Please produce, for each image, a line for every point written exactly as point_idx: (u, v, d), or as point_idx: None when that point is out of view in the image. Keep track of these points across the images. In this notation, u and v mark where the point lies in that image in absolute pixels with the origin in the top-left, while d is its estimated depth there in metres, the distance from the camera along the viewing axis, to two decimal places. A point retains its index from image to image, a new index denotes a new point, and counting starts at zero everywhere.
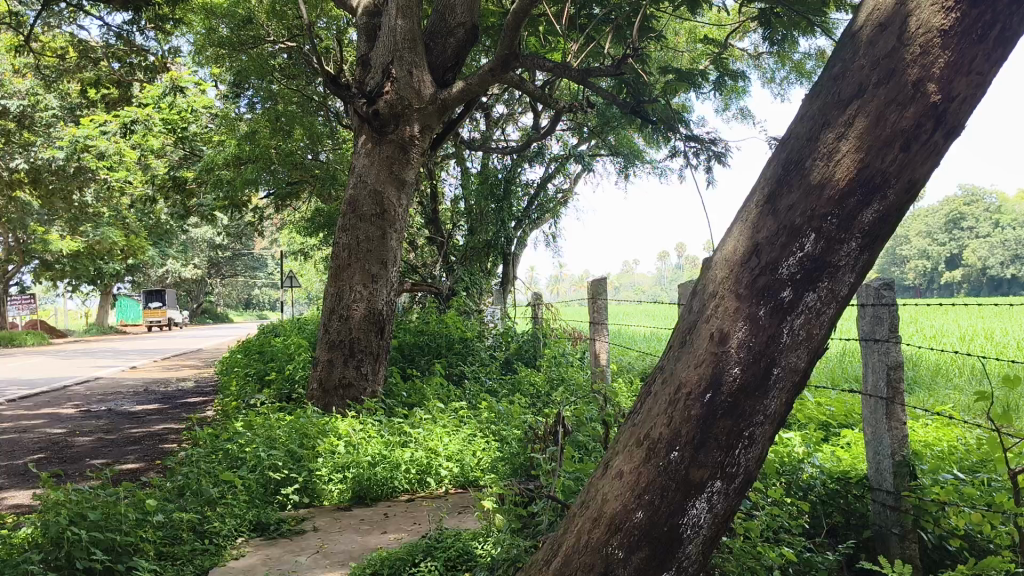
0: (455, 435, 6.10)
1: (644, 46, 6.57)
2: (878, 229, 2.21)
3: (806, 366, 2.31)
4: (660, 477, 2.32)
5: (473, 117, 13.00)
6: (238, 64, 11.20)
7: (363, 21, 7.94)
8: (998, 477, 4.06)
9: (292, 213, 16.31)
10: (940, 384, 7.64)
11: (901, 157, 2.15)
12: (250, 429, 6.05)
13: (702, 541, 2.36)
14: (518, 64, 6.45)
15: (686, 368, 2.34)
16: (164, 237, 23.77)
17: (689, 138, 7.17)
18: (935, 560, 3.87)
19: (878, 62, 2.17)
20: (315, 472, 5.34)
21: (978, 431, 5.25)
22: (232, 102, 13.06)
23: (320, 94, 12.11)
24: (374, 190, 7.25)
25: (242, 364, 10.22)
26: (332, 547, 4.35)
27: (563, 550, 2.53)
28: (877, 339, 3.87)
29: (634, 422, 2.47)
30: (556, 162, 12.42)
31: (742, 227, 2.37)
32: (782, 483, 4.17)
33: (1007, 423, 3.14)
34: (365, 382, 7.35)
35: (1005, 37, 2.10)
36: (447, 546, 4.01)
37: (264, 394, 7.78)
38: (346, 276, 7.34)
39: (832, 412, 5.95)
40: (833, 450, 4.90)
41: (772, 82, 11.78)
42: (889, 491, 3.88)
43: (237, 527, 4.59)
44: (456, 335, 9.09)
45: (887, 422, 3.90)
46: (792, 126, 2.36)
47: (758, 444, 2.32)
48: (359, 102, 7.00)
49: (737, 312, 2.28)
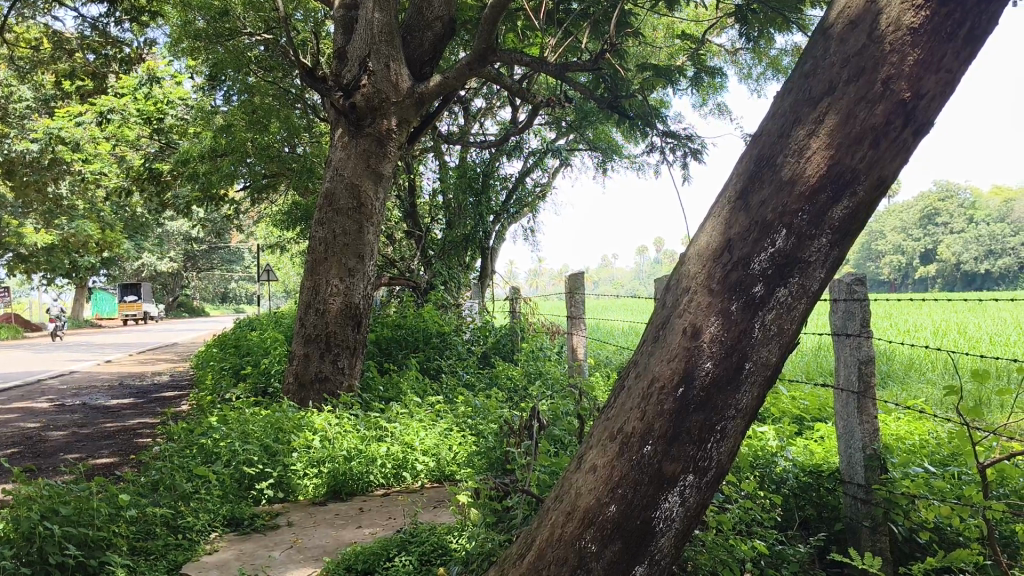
0: (432, 429, 6.09)
1: (621, 42, 6.57)
2: (847, 225, 2.23)
3: (777, 361, 2.33)
4: (632, 472, 2.33)
5: (452, 110, 13.00)
6: (215, 56, 11.13)
7: (340, 13, 7.90)
8: (968, 471, 4.11)
9: (269, 206, 16.24)
10: (913, 378, 7.73)
11: (870, 154, 2.17)
12: (224, 424, 6.03)
13: (674, 534, 2.38)
14: (496, 58, 6.42)
15: (660, 363, 2.35)
16: (139, 230, 23.62)
17: (666, 133, 7.20)
18: (906, 553, 3.89)
19: (848, 60, 2.18)
20: (290, 467, 5.32)
21: (949, 425, 5.31)
22: (209, 94, 13.00)
23: (297, 86, 12.00)
24: (350, 183, 7.23)
25: (218, 357, 10.18)
26: (306, 542, 4.34)
27: (537, 543, 2.54)
28: (849, 334, 3.91)
29: (608, 416, 2.48)
30: (534, 156, 12.43)
31: (714, 222, 2.39)
32: (755, 477, 4.21)
33: (975, 417, 3.18)
34: (341, 376, 7.35)
35: (974, 36, 2.12)
36: (422, 540, 4.00)
37: (239, 388, 7.75)
38: (322, 269, 7.31)
39: (805, 405, 6.00)
40: (807, 444, 4.94)
41: (749, 78, 11.83)
42: (861, 484, 3.92)
43: (211, 522, 4.58)
44: (433, 329, 9.09)
45: (858, 416, 3.93)
46: (764, 122, 2.38)
47: (730, 438, 2.34)
48: (336, 95, 6.90)
49: (709, 306, 2.30)
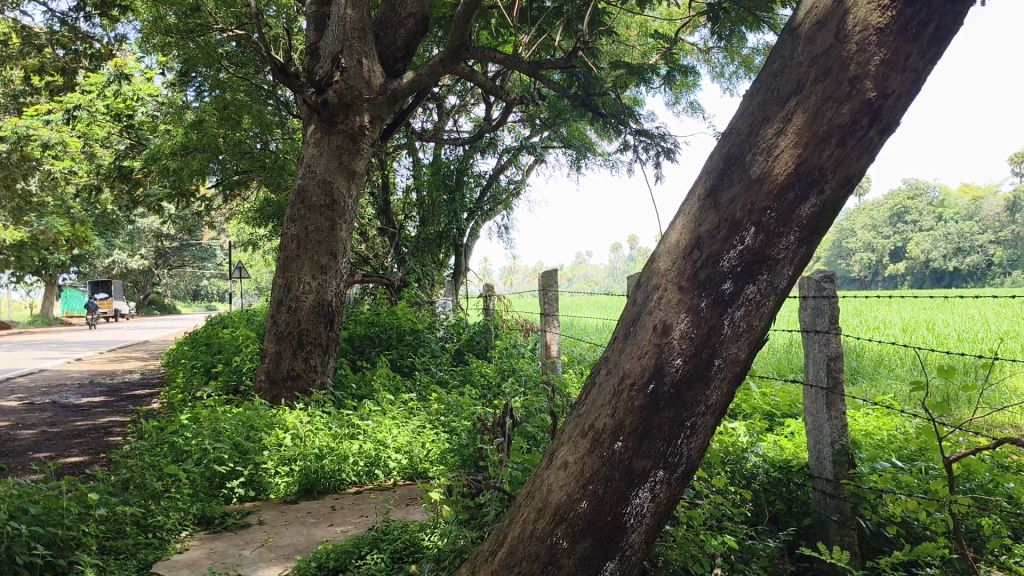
0: (405, 427, 6.09)
1: (594, 40, 6.57)
2: (815, 222, 2.26)
3: (746, 357, 2.35)
4: (603, 468, 2.34)
5: (426, 107, 12.95)
6: (187, 52, 10.90)
7: (313, 9, 7.87)
8: (935, 466, 4.16)
9: (241, 203, 16.10)
10: (882, 374, 7.80)
11: (838, 152, 2.19)
12: (195, 421, 6.01)
13: (644, 530, 2.39)
14: (469, 55, 6.38)
15: (630, 360, 2.37)
16: (110, 226, 23.41)
17: (640, 132, 7.23)
18: (873, 547, 3.94)
19: (816, 59, 2.21)
20: (261, 465, 5.30)
21: (916, 421, 5.38)
22: (180, 91, 12.88)
23: (269, 82, 11.94)
24: (323, 180, 7.20)
25: (189, 355, 10.14)
26: (278, 540, 4.34)
27: (508, 541, 2.55)
28: (818, 331, 3.95)
29: (580, 413, 2.50)
30: (508, 153, 12.41)
31: (685, 220, 2.41)
32: (726, 472, 4.26)
33: (942, 412, 3.21)
34: (314, 374, 7.32)
35: (940, 36, 2.15)
36: (394, 538, 4.01)
37: (210, 386, 7.69)
38: (294, 266, 7.27)
39: (776, 403, 6.06)
40: (777, 440, 4.99)
41: (721, 78, 11.87)
42: (829, 479, 3.96)
43: (182, 520, 4.55)
44: (407, 326, 9.09)
45: (828, 411, 3.97)
46: (732, 121, 2.40)
47: (699, 435, 2.36)
48: (308, 91, 6.94)
49: (679, 303, 2.31)
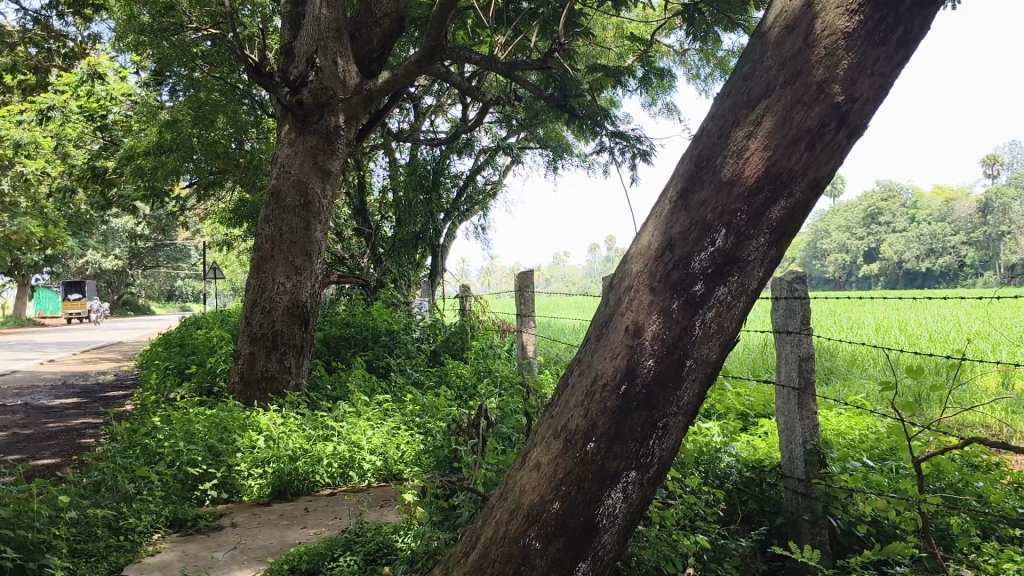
0: (379, 428, 6.10)
1: (571, 41, 6.58)
2: (784, 224, 2.28)
3: (716, 358, 2.37)
4: (576, 468, 2.35)
5: (402, 107, 12.94)
6: (161, 52, 10.82)
7: (288, 9, 7.83)
8: (905, 466, 4.21)
9: (216, 203, 16.01)
10: (855, 375, 7.88)
11: (806, 155, 2.21)
12: (168, 424, 5.96)
13: (617, 531, 2.41)
14: (445, 55, 6.36)
15: (603, 361, 2.38)
16: (82, 226, 23.18)
17: (616, 134, 7.25)
18: (844, 546, 3.98)
19: (785, 63, 2.23)
20: (234, 467, 5.28)
21: (887, 420, 5.44)
22: (155, 90, 12.79)
23: (244, 82, 11.89)
24: (298, 180, 7.17)
25: (163, 356, 10.05)
26: (250, 543, 4.32)
27: (481, 542, 2.55)
28: (790, 332, 3.97)
29: (552, 414, 2.51)
30: (485, 154, 12.43)
31: (656, 222, 2.42)
32: (699, 472, 4.29)
33: (911, 412, 3.24)
34: (288, 375, 7.30)
35: (906, 40, 2.18)
36: (367, 540, 4.00)
37: (184, 388, 7.64)
38: (268, 267, 7.24)
39: (750, 403, 6.10)
40: (750, 440, 5.03)
41: (697, 80, 11.92)
42: (801, 478, 4.00)
43: (154, 523, 4.52)
44: (382, 327, 9.08)
45: (799, 412, 4.00)
46: (703, 123, 2.41)
47: (671, 435, 2.38)
48: (282, 91, 6.90)
49: (651, 304, 2.32)
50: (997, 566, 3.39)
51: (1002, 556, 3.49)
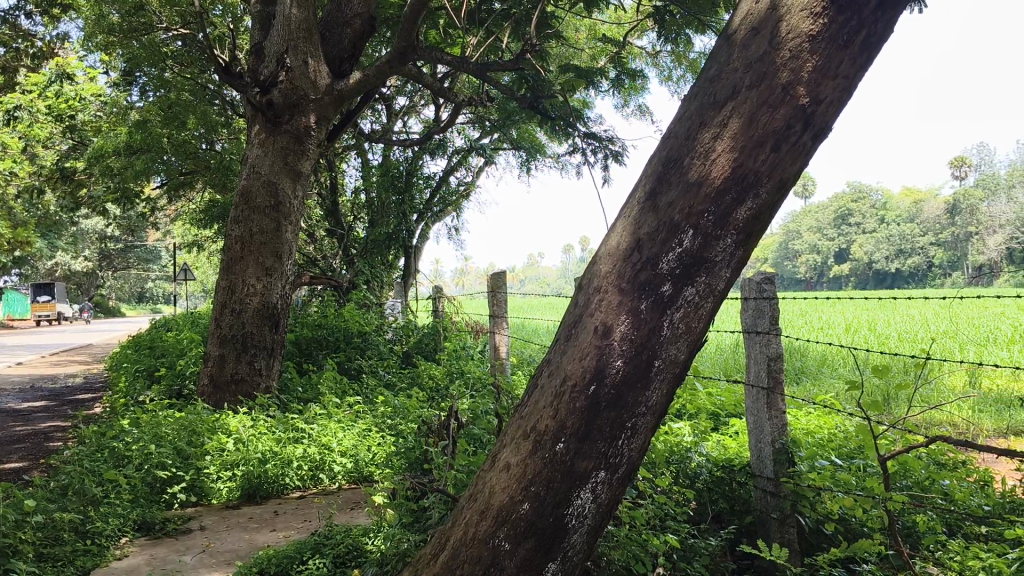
0: (350, 430, 6.09)
1: (543, 42, 6.58)
2: (751, 225, 2.30)
3: (685, 358, 2.39)
4: (545, 469, 2.36)
5: (375, 108, 12.91)
6: (131, 52, 10.73)
7: (258, 9, 7.79)
8: (873, 465, 4.25)
9: (187, 204, 15.90)
10: (824, 374, 7.95)
11: (772, 157, 2.23)
12: (136, 427, 5.90)
13: (586, 531, 2.42)
14: (416, 56, 6.33)
15: (572, 361, 2.38)
16: (51, 227, 22.91)
17: (588, 135, 7.26)
18: (813, 543, 4.00)
19: (751, 64, 2.24)
20: (203, 470, 5.24)
21: (855, 419, 5.50)
22: (124, 90, 12.68)
23: (215, 82, 11.82)
24: (268, 181, 7.13)
25: (133, 359, 9.96)
26: (218, 546, 4.30)
27: (450, 543, 2.56)
28: (759, 332, 4.00)
29: (521, 415, 2.51)
30: (458, 155, 12.42)
31: (625, 223, 2.42)
32: (670, 472, 4.31)
33: (878, 412, 3.27)
34: (258, 377, 7.25)
35: (870, 43, 2.21)
36: (336, 542, 3.99)
37: (153, 390, 7.58)
38: (239, 268, 7.20)
39: (721, 402, 6.14)
40: (720, 440, 5.06)
41: (669, 81, 11.97)
42: (770, 477, 4.02)
43: (121, 526, 4.48)
44: (354, 329, 9.06)
45: (768, 411, 4.03)
46: (671, 125, 2.42)
47: (640, 435, 2.39)
48: (252, 91, 6.93)
49: (620, 305, 2.33)
50: (962, 563, 3.40)
51: (967, 553, 3.50)
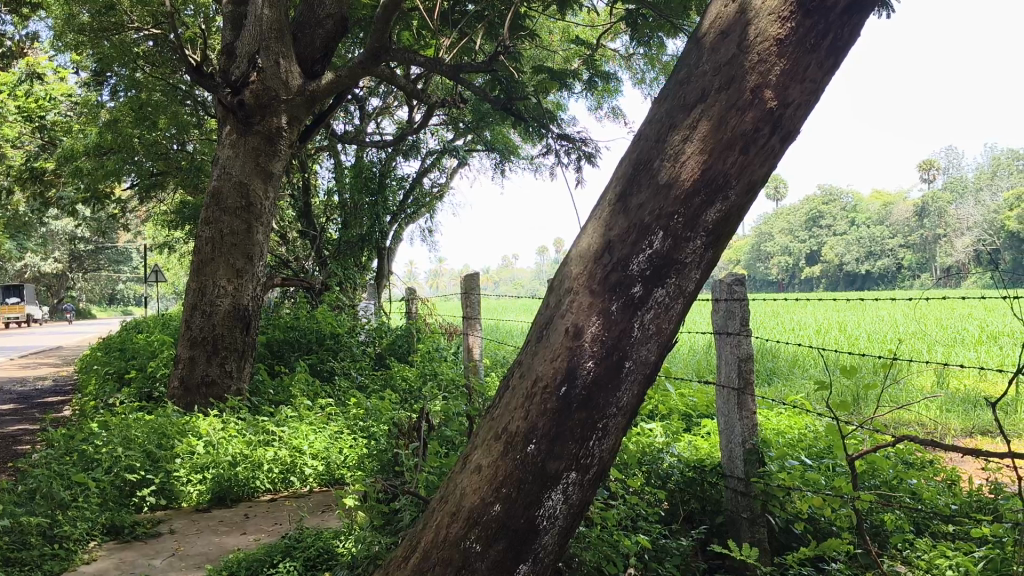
0: (322, 432, 6.07)
1: (516, 44, 6.58)
2: (720, 227, 2.31)
3: (655, 359, 2.40)
4: (517, 470, 2.36)
5: (347, 109, 12.88)
6: (101, 51, 10.59)
7: (229, 9, 7.75)
8: (841, 464, 4.29)
9: (157, 205, 15.78)
10: (795, 374, 8.04)
11: (741, 159, 2.25)
12: (105, 429, 5.84)
13: (558, 532, 2.42)
14: (389, 57, 6.30)
15: (543, 362, 2.39)
16: (20, 228, 22.67)
17: (561, 136, 7.27)
18: (783, 543, 4.04)
19: (720, 68, 2.25)
20: (173, 474, 5.20)
21: (824, 419, 5.56)
22: (94, 90, 12.55)
23: (186, 82, 11.73)
24: (239, 182, 7.09)
25: (102, 361, 9.86)
26: (188, 549, 4.27)
27: (421, 545, 2.56)
28: (730, 333, 4.02)
29: (493, 416, 2.51)
30: (431, 156, 12.41)
31: (596, 224, 2.43)
32: (641, 473, 4.33)
33: (846, 412, 3.29)
34: (229, 380, 7.21)
35: (836, 48, 2.24)
36: (307, 546, 3.98)
37: (123, 393, 7.51)
38: (209, 270, 7.14)
39: (693, 403, 6.17)
40: (692, 440, 5.09)
41: (642, 84, 12.02)
42: (740, 478, 4.03)
43: (89, 531, 4.43)
44: (327, 330, 9.03)
45: (739, 412, 4.04)
46: (641, 127, 2.42)
47: (611, 435, 2.40)
48: (223, 92, 6.83)
49: (591, 306, 2.33)
50: (929, 561, 3.43)
51: (935, 552, 3.54)
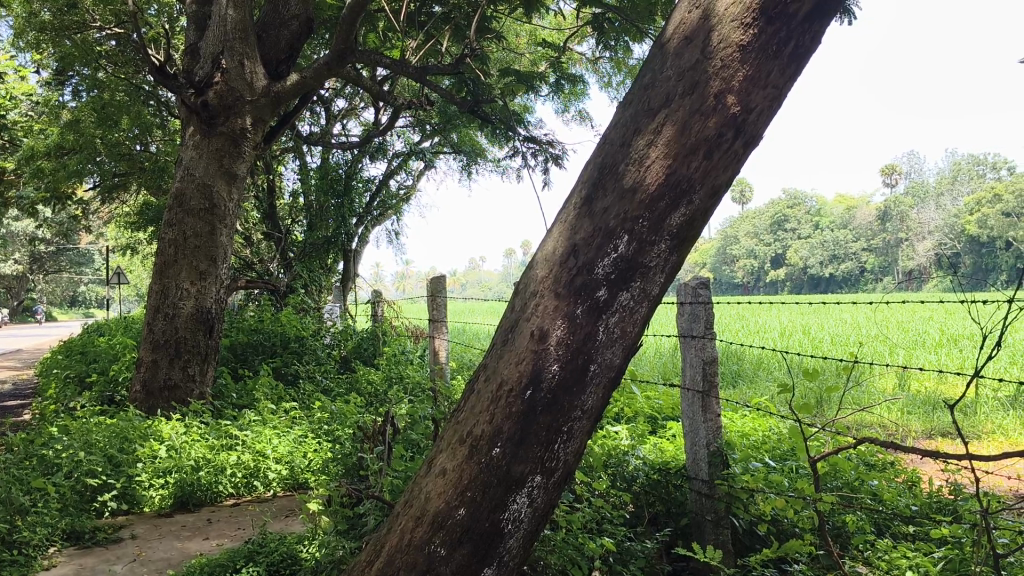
0: (285, 436, 6.03)
1: (483, 46, 6.58)
2: (685, 231, 2.32)
3: (620, 363, 2.41)
4: (482, 474, 2.36)
5: (313, 111, 12.81)
6: (62, 50, 10.41)
7: (193, 9, 7.67)
8: (804, 467, 4.33)
9: (119, 206, 15.57)
10: (761, 375, 8.20)
11: (705, 164, 2.26)
12: (65, 433, 5.75)
13: (522, 536, 2.42)
14: (355, 58, 6.26)
15: (508, 366, 2.38)
16: None
17: (528, 138, 7.28)
18: (746, 545, 4.07)
19: (684, 73, 2.26)
20: (135, 478, 5.14)
21: (788, 422, 5.62)
22: (56, 90, 12.37)
23: (150, 83, 11.59)
24: (202, 183, 7.01)
25: (63, 365, 9.70)
26: (150, 555, 4.22)
27: (385, 550, 2.54)
28: (695, 336, 4.04)
29: (458, 420, 2.51)
30: (398, 158, 12.38)
31: (561, 228, 2.43)
32: (606, 475, 4.34)
33: (809, 414, 3.32)
34: (192, 384, 7.14)
35: (798, 54, 2.26)
36: (270, 550, 3.94)
37: (84, 397, 7.41)
38: (172, 272, 7.07)
39: (659, 405, 6.21)
40: (657, 443, 5.11)
41: (609, 87, 12.08)
42: (704, 480, 4.06)
43: (49, 536, 4.36)
44: (291, 334, 8.96)
45: (703, 414, 4.07)
46: (606, 131, 2.43)
47: (576, 439, 2.40)
48: (186, 92, 6.76)
49: (556, 309, 2.33)
50: (890, 561, 3.47)
51: (895, 552, 3.58)
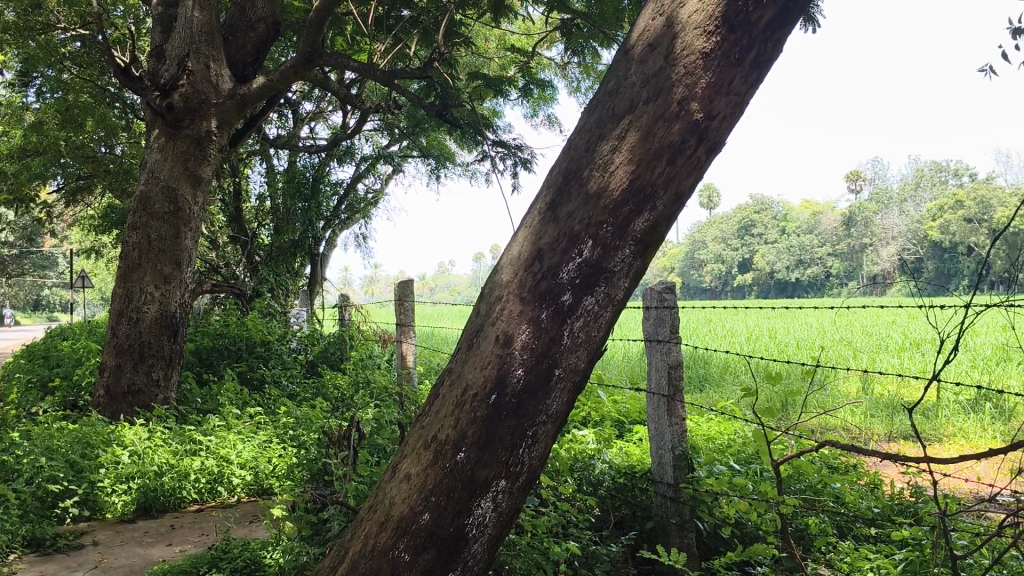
0: (250, 441, 5.99)
1: (451, 50, 6.58)
2: (648, 236, 2.34)
3: (584, 366, 2.42)
4: (446, 478, 2.36)
5: (281, 113, 12.73)
6: (25, 51, 10.27)
7: (158, 11, 7.61)
8: (767, 470, 4.37)
9: (83, 209, 15.37)
10: (726, 380, 8.21)
11: (668, 170, 2.27)
12: (26, 439, 5.66)
13: (486, 540, 2.42)
14: (322, 61, 6.23)
15: (472, 370, 2.39)
16: None
17: (497, 143, 7.29)
18: (710, 547, 4.10)
19: (648, 79, 2.28)
20: (97, 484, 5.07)
21: (752, 425, 5.67)
22: (19, 91, 12.18)
23: (116, 84, 11.46)
24: (168, 186, 6.95)
25: (24, 369, 9.55)
26: (112, 561, 4.17)
27: (349, 555, 2.54)
28: (660, 340, 4.06)
29: (422, 424, 2.51)
30: (366, 162, 12.35)
31: (526, 232, 2.43)
32: (572, 479, 4.35)
33: (771, 417, 3.36)
34: (156, 389, 7.08)
35: (759, 62, 2.28)
36: (234, 556, 3.90)
37: (46, 402, 7.30)
38: (136, 275, 7.00)
39: (625, 409, 6.23)
40: (623, 446, 5.13)
41: (577, 92, 12.12)
42: (669, 483, 4.08)
43: (8, 543, 4.29)
44: (257, 338, 8.90)
45: (668, 418, 4.09)
46: (571, 137, 2.44)
47: (540, 442, 2.41)
48: (152, 94, 6.69)
49: (520, 314, 2.34)
50: (851, 563, 3.51)
51: (856, 554, 3.62)
